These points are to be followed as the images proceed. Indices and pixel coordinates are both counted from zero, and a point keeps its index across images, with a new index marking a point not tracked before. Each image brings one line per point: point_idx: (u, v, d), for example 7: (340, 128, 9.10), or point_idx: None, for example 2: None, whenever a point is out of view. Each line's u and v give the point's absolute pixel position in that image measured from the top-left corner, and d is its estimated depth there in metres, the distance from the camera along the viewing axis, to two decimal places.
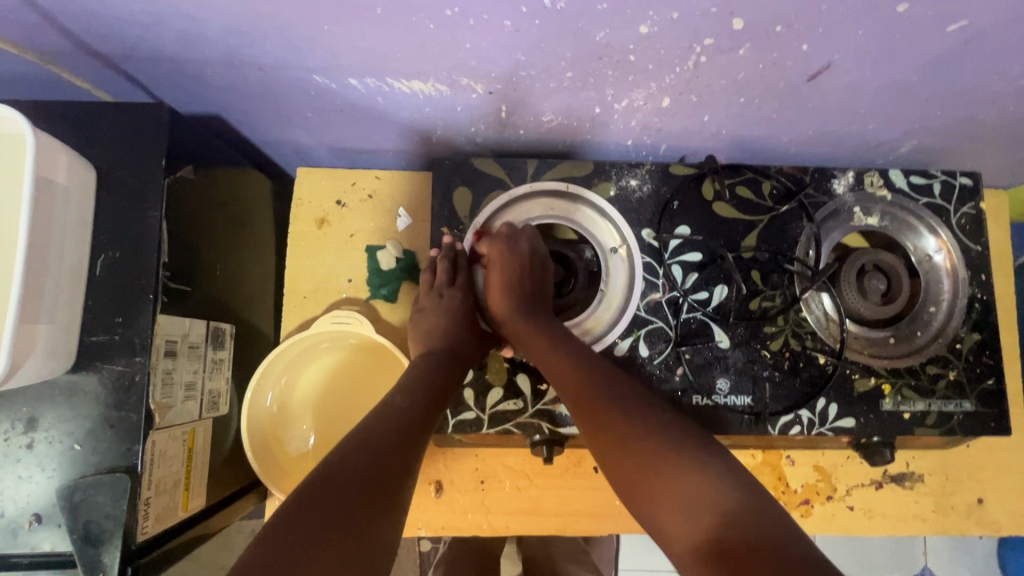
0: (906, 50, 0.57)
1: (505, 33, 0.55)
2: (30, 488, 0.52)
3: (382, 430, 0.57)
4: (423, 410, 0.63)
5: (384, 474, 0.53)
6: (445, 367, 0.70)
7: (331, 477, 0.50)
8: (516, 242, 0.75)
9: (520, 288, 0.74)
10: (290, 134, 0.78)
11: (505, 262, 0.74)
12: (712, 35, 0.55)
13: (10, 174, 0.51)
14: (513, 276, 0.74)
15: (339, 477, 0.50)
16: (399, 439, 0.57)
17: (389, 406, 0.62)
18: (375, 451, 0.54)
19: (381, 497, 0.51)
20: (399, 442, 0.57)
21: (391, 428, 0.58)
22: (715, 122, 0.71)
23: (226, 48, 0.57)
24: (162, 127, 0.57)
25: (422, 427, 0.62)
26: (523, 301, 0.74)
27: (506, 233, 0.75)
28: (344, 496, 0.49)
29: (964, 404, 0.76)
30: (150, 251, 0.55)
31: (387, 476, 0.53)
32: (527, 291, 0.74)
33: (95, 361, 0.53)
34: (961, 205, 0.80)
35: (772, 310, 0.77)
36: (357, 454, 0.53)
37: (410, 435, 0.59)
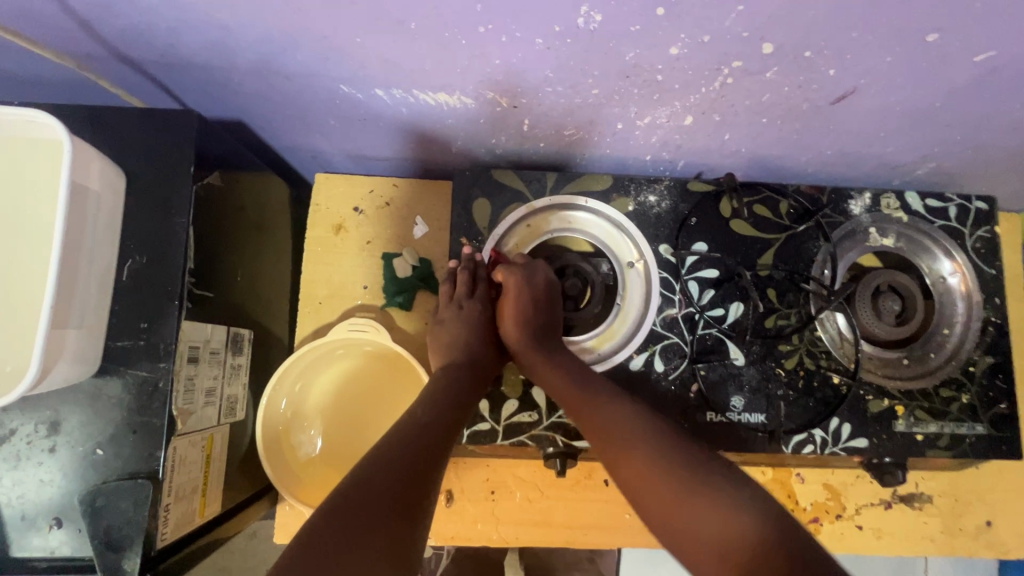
0: (933, 77, 0.57)
1: (535, 51, 0.55)
2: (50, 492, 0.52)
3: (406, 446, 0.57)
4: (445, 425, 0.63)
5: (408, 491, 0.52)
6: (465, 380, 0.69)
7: (356, 493, 0.50)
8: (525, 274, 0.75)
9: (534, 319, 0.74)
10: (311, 141, 0.78)
11: (521, 297, 0.74)
12: (741, 58, 0.55)
13: (44, 179, 0.51)
14: (529, 312, 0.74)
15: (362, 497, 0.50)
16: (421, 454, 0.57)
17: (412, 419, 0.62)
18: (398, 467, 0.54)
19: (404, 515, 0.51)
20: (421, 457, 0.57)
21: (414, 443, 0.58)
22: (735, 141, 0.71)
23: (257, 57, 0.58)
24: (191, 134, 0.58)
25: (444, 443, 0.61)
26: (535, 335, 0.73)
27: (523, 262, 0.76)
28: (368, 516, 0.48)
29: (977, 427, 0.76)
30: (176, 257, 0.55)
31: (410, 493, 0.53)
32: (541, 323, 0.74)
33: (120, 366, 0.53)
34: (976, 228, 0.80)
35: (787, 329, 0.77)
36: (381, 471, 0.53)
37: (433, 450, 0.59)
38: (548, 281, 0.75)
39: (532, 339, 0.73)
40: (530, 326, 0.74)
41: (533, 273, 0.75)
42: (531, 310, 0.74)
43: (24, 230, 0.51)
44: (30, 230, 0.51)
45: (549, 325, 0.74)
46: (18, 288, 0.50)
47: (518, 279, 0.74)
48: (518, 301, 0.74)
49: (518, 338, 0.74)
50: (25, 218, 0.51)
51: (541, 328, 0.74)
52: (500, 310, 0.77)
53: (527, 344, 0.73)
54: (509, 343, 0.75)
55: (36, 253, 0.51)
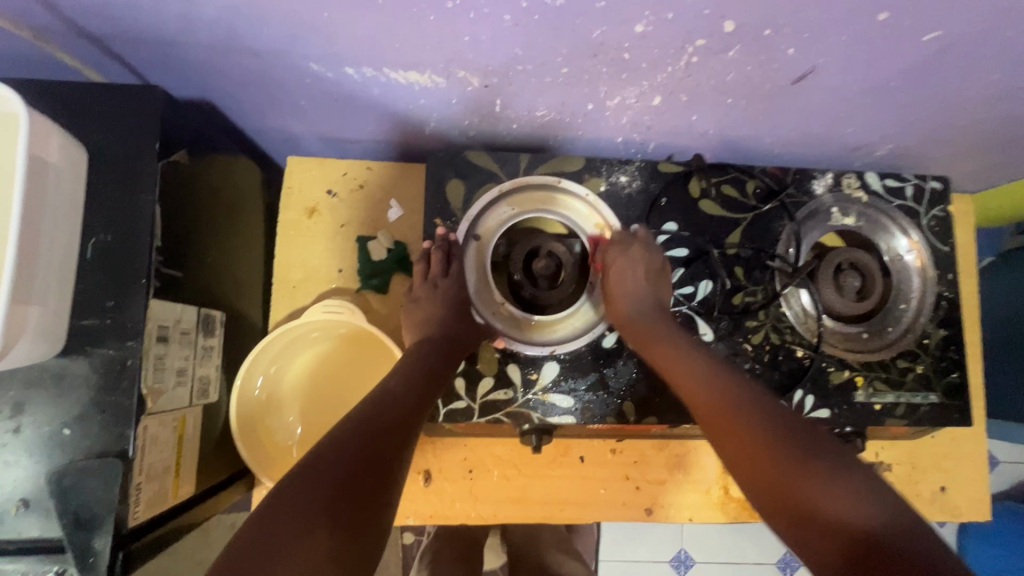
0: (886, 56, 0.59)
1: (504, 27, 0.56)
2: (15, 473, 0.51)
3: (376, 415, 0.59)
4: (418, 393, 0.65)
5: (375, 456, 0.54)
6: (442, 352, 0.71)
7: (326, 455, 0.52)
8: (641, 247, 0.77)
9: (649, 306, 0.74)
10: (281, 122, 0.78)
11: (630, 269, 0.75)
12: (704, 36, 0.56)
13: None
14: (636, 286, 0.75)
15: (332, 460, 0.52)
16: (392, 422, 0.59)
17: (384, 388, 0.63)
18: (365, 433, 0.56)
19: (369, 478, 0.52)
20: (393, 426, 0.59)
21: (384, 409, 0.60)
22: (702, 122, 0.73)
23: (222, 32, 0.57)
24: (155, 111, 0.57)
25: (417, 409, 0.63)
26: (641, 309, 0.74)
27: (620, 240, 0.78)
28: (335, 479, 0.50)
29: (931, 397, 0.80)
30: (141, 236, 0.54)
31: (378, 457, 0.54)
32: (652, 300, 0.75)
33: (85, 345, 0.53)
34: (931, 208, 0.84)
35: (754, 305, 0.79)
36: (348, 439, 0.54)
37: (403, 416, 0.61)
38: (646, 265, 0.76)
39: (637, 319, 0.74)
40: (644, 306, 0.74)
41: (630, 249, 0.77)
42: (635, 290, 0.75)
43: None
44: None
45: (661, 312, 0.74)
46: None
47: (620, 254, 0.76)
48: (613, 272, 0.76)
49: (621, 310, 0.75)
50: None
51: (654, 308, 0.75)
52: (604, 290, 0.78)
53: (633, 319, 0.74)
54: (610, 317, 0.76)
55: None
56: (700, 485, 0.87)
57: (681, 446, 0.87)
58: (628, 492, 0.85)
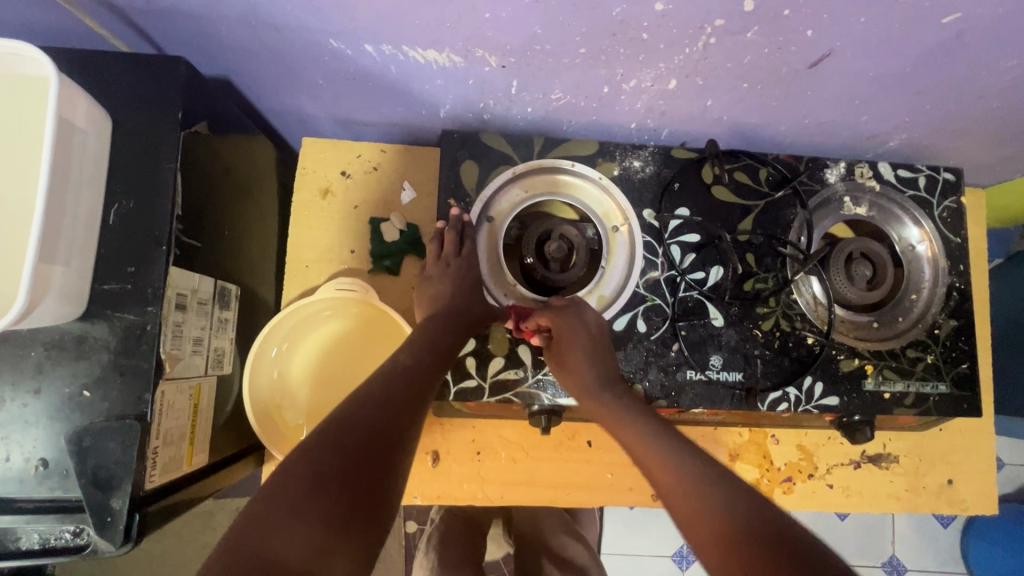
0: (905, 39, 0.59)
1: (525, 4, 0.56)
2: (35, 434, 0.52)
3: (387, 389, 0.59)
4: (431, 370, 0.65)
5: (389, 427, 0.54)
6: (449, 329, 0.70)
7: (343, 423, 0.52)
8: (577, 311, 0.73)
9: (602, 373, 0.71)
10: (298, 101, 0.78)
11: (578, 336, 0.72)
12: (723, 16, 0.57)
13: (30, 115, 0.51)
14: (590, 357, 0.71)
15: (347, 430, 0.52)
16: (406, 394, 0.60)
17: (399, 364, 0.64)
18: (380, 407, 0.56)
19: (386, 446, 0.53)
20: (406, 399, 0.59)
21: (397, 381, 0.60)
22: (717, 107, 0.74)
23: (245, 5, 0.57)
24: (178, 81, 0.57)
25: (427, 384, 0.63)
26: (597, 376, 0.71)
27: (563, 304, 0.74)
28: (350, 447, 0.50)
29: (940, 386, 0.80)
30: (163, 204, 0.55)
31: (392, 427, 0.55)
32: (606, 365, 0.72)
33: (106, 310, 0.53)
34: (943, 199, 0.84)
35: (765, 291, 0.80)
36: (359, 412, 0.54)
37: (415, 391, 0.61)
38: (597, 322, 0.74)
39: (591, 383, 0.70)
40: (597, 372, 0.71)
41: (578, 310, 0.73)
42: (583, 361, 0.71)
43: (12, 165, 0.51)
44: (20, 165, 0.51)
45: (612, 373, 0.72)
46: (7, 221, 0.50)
47: (571, 312, 0.73)
48: (564, 344, 0.71)
49: (576, 385, 0.71)
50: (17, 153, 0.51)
51: (608, 375, 0.71)
52: (556, 360, 0.73)
53: (585, 392, 0.70)
54: (566, 390, 0.72)
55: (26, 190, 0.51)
56: None
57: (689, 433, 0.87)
58: (635, 477, 0.86)
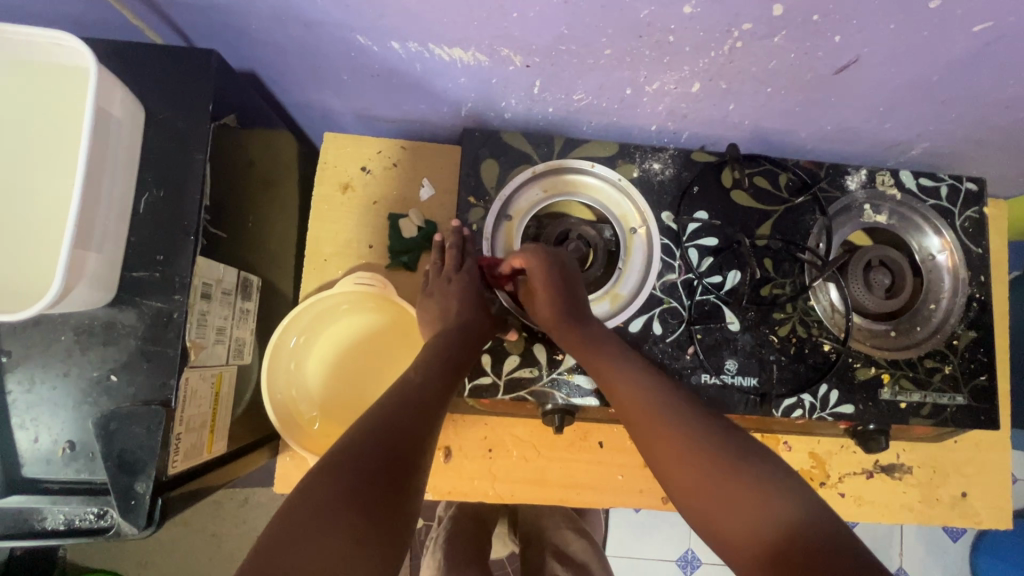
0: (933, 47, 0.59)
1: (553, 4, 0.56)
2: (62, 416, 0.53)
3: (392, 416, 0.58)
4: (439, 390, 0.65)
5: (400, 448, 0.54)
6: (459, 345, 0.70)
7: (353, 449, 0.53)
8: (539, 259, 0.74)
9: (569, 301, 0.72)
10: (323, 97, 0.79)
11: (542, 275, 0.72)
12: (751, 20, 0.57)
13: (72, 104, 0.53)
14: (557, 291, 0.72)
15: (358, 456, 0.52)
16: (415, 414, 0.59)
17: (403, 386, 0.63)
18: (390, 431, 0.56)
19: (398, 468, 0.53)
20: (415, 419, 0.59)
21: (406, 402, 0.60)
22: (739, 111, 0.74)
23: (276, 0, 0.58)
24: (210, 74, 0.58)
25: (436, 404, 0.63)
26: (567, 310, 0.71)
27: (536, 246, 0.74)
28: (361, 471, 0.50)
29: (957, 398, 0.80)
30: (192, 194, 0.56)
31: (404, 449, 0.55)
32: (571, 300, 0.72)
33: (135, 296, 0.54)
34: (965, 209, 0.83)
35: (782, 297, 0.79)
36: (369, 437, 0.54)
37: (423, 414, 0.60)
38: (561, 261, 0.74)
39: (563, 319, 0.71)
40: (564, 305, 0.71)
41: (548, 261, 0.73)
42: (553, 294, 0.71)
43: (57, 154, 0.53)
44: (66, 154, 0.53)
45: (578, 306, 0.72)
46: (54, 208, 0.52)
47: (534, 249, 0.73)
48: (538, 289, 0.72)
49: (551, 319, 0.72)
50: (62, 142, 0.53)
51: (574, 307, 0.72)
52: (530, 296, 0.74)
53: (560, 324, 0.71)
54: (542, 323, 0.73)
55: (70, 178, 0.53)
56: None
57: None
58: (645, 479, 0.86)
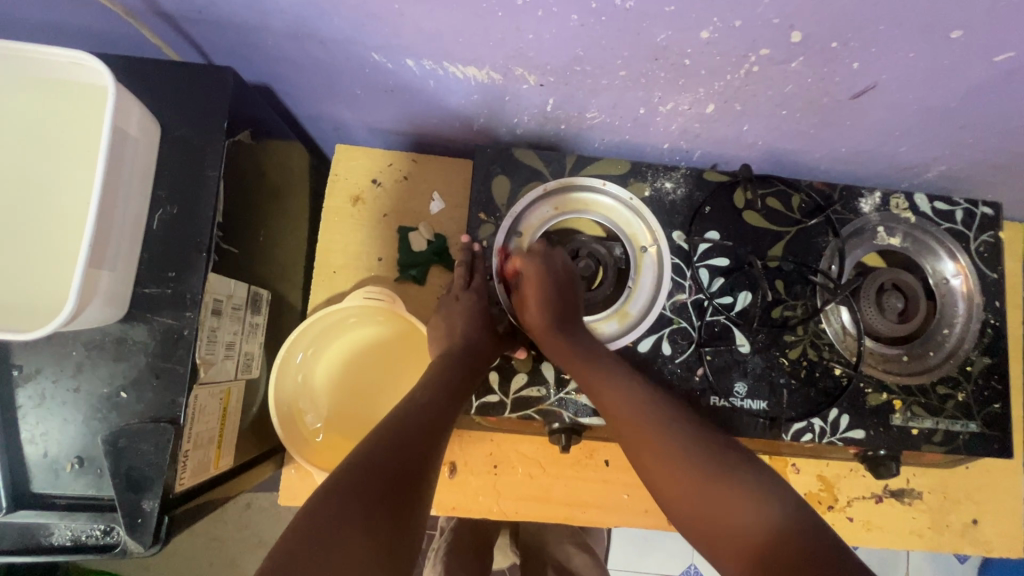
0: (953, 74, 0.58)
1: (569, 27, 0.56)
2: (72, 431, 0.53)
3: (398, 432, 0.58)
4: (442, 407, 0.65)
5: (408, 462, 0.55)
6: (462, 369, 0.70)
7: (362, 463, 0.53)
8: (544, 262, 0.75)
9: (559, 305, 0.74)
10: (336, 110, 0.79)
11: (540, 276, 0.74)
12: (769, 45, 0.56)
13: (93, 123, 0.54)
14: (551, 297, 0.74)
15: (367, 469, 0.52)
16: (422, 430, 0.60)
17: (405, 407, 0.63)
18: (396, 446, 0.56)
19: (407, 482, 0.53)
20: (423, 435, 0.59)
21: (413, 419, 0.61)
22: (753, 132, 0.73)
23: (292, 18, 0.58)
24: (226, 91, 0.58)
25: (443, 421, 0.63)
26: (558, 316, 0.74)
27: (540, 250, 0.77)
28: (372, 484, 0.51)
29: (970, 425, 0.79)
30: (206, 210, 0.56)
31: (412, 464, 0.55)
32: (561, 308, 0.74)
33: (146, 313, 0.54)
34: (981, 233, 0.82)
35: (793, 320, 0.79)
36: (377, 452, 0.54)
37: (427, 429, 0.60)
38: (565, 267, 0.77)
39: (552, 322, 0.73)
40: (553, 310, 0.74)
41: (549, 261, 0.76)
42: (547, 296, 0.74)
43: (78, 170, 0.54)
44: (86, 171, 0.54)
45: (569, 311, 0.75)
46: (73, 224, 0.53)
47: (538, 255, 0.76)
48: (532, 287, 0.74)
49: (538, 323, 0.74)
50: (83, 160, 0.54)
51: (563, 312, 0.74)
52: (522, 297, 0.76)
53: (548, 328, 0.73)
54: (529, 325, 0.75)
55: (88, 195, 0.54)
56: None
57: None
58: (651, 499, 0.85)
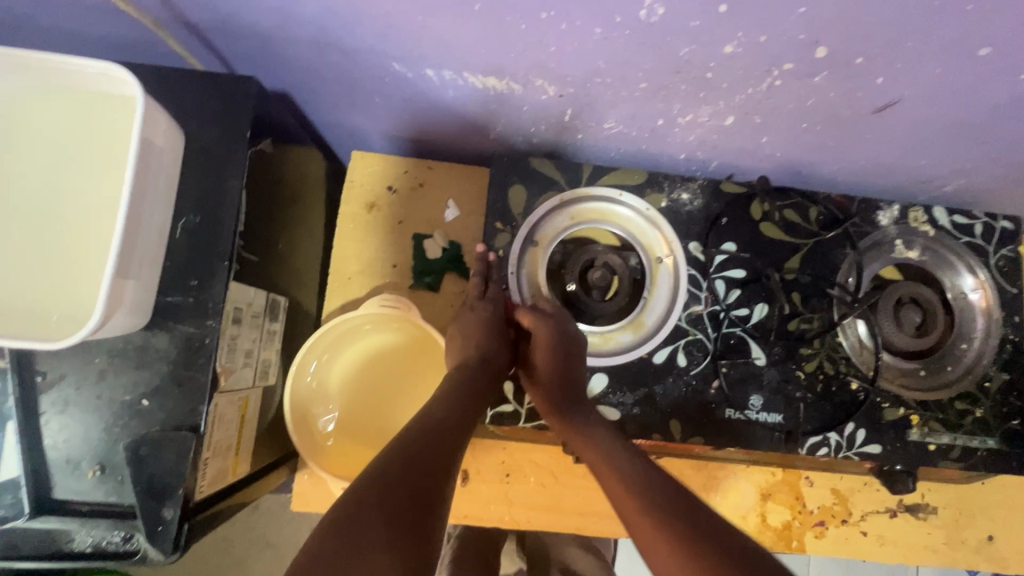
0: (978, 90, 0.58)
1: (592, 40, 0.56)
2: (94, 438, 0.53)
3: (414, 444, 0.57)
4: (457, 419, 0.64)
5: (428, 472, 0.54)
6: (477, 378, 0.71)
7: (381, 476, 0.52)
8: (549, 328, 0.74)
9: (562, 372, 0.73)
10: (353, 117, 0.79)
11: (544, 345, 0.73)
12: (793, 60, 0.56)
13: (121, 133, 0.54)
14: (552, 367, 0.73)
15: (388, 480, 0.51)
16: (440, 441, 0.59)
17: (422, 420, 0.62)
18: (415, 457, 0.55)
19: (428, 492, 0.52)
20: (440, 446, 0.59)
21: (429, 431, 0.60)
22: (772, 144, 0.73)
23: (315, 29, 0.58)
24: (249, 101, 0.59)
25: (459, 433, 0.63)
26: (559, 384, 0.72)
27: (550, 312, 0.77)
28: (395, 493, 0.50)
29: (988, 441, 0.78)
30: (228, 220, 0.56)
31: (431, 474, 0.55)
32: (564, 375, 0.73)
33: (168, 321, 0.55)
34: (1000, 247, 0.82)
35: (810, 333, 0.78)
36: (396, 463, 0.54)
37: (444, 441, 0.60)
38: (571, 333, 0.74)
39: (555, 398, 0.72)
40: (556, 377, 0.73)
41: (557, 321, 0.75)
42: (551, 367, 0.73)
43: (104, 180, 0.55)
44: (112, 180, 0.55)
45: (575, 388, 0.72)
46: (99, 233, 0.54)
47: (542, 320, 0.75)
48: (538, 349, 0.74)
49: (545, 399, 0.73)
50: (110, 169, 0.55)
51: (567, 388, 0.72)
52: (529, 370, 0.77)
53: (551, 409, 0.72)
54: (535, 400, 0.74)
55: (114, 204, 0.54)
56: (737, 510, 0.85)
57: (721, 469, 0.85)
58: None
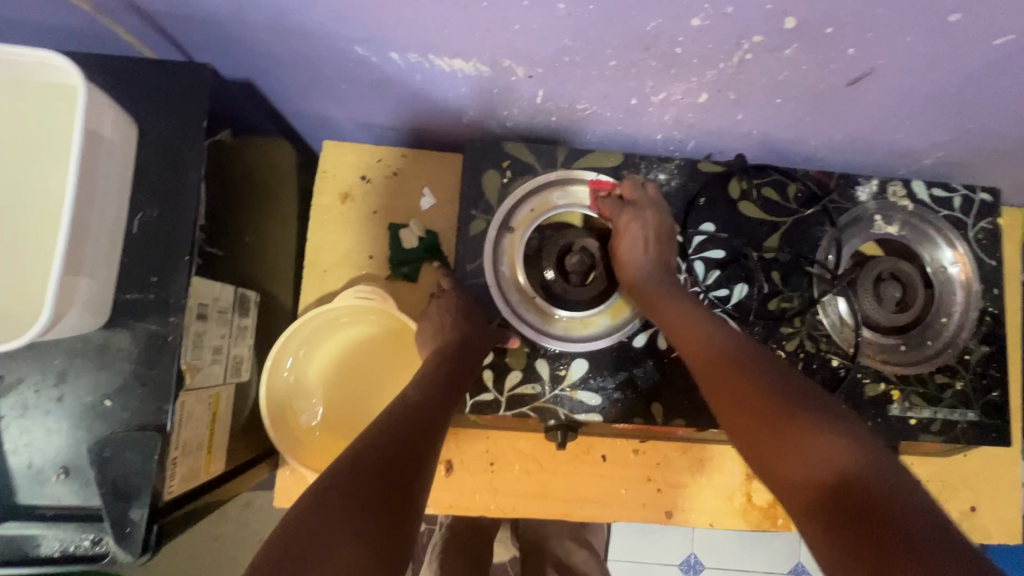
0: (951, 60, 0.57)
1: (557, 16, 0.54)
2: (56, 441, 0.52)
3: (394, 427, 0.57)
4: (438, 401, 0.64)
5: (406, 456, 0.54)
6: (461, 360, 0.69)
7: (357, 457, 0.52)
8: (655, 213, 0.76)
9: (655, 267, 0.75)
10: (321, 105, 0.77)
11: (640, 234, 0.75)
12: (763, 32, 0.55)
13: (70, 127, 0.53)
14: (645, 253, 0.75)
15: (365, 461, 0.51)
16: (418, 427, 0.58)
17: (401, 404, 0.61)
18: (393, 439, 0.55)
19: (400, 469, 0.52)
20: (420, 431, 0.58)
21: (408, 415, 0.60)
22: (748, 121, 0.72)
23: (272, 12, 0.56)
24: (205, 89, 0.57)
25: (439, 418, 0.62)
26: (653, 275, 0.74)
27: (637, 203, 0.77)
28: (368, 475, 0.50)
29: (968, 414, 0.78)
30: (187, 213, 0.55)
31: (409, 457, 0.54)
32: (661, 261, 0.75)
33: (129, 319, 0.53)
34: (979, 220, 0.81)
35: (790, 311, 0.78)
36: (373, 446, 0.54)
37: (424, 425, 0.59)
38: (660, 224, 0.76)
39: (645, 282, 0.73)
40: (651, 269, 0.74)
41: (643, 207, 0.76)
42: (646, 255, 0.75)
43: (56, 176, 0.53)
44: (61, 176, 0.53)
45: (666, 268, 0.75)
46: (52, 231, 0.52)
47: (633, 217, 0.76)
48: (630, 239, 0.75)
49: (636, 283, 0.74)
50: (59, 164, 0.53)
51: (660, 269, 0.74)
52: (614, 256, 0.78)
53: (642, 284, 0.73)
54: (621, 278, 0.76)
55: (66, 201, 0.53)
56: (722, 490, 0.85)
57: (705, 450, 0.85)
58: (648, 493, 0.84)
